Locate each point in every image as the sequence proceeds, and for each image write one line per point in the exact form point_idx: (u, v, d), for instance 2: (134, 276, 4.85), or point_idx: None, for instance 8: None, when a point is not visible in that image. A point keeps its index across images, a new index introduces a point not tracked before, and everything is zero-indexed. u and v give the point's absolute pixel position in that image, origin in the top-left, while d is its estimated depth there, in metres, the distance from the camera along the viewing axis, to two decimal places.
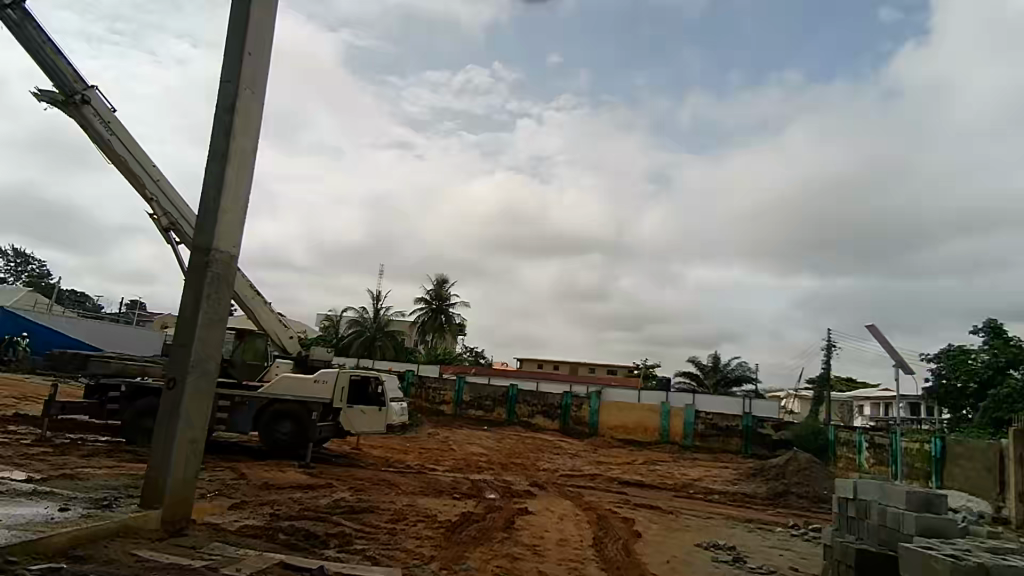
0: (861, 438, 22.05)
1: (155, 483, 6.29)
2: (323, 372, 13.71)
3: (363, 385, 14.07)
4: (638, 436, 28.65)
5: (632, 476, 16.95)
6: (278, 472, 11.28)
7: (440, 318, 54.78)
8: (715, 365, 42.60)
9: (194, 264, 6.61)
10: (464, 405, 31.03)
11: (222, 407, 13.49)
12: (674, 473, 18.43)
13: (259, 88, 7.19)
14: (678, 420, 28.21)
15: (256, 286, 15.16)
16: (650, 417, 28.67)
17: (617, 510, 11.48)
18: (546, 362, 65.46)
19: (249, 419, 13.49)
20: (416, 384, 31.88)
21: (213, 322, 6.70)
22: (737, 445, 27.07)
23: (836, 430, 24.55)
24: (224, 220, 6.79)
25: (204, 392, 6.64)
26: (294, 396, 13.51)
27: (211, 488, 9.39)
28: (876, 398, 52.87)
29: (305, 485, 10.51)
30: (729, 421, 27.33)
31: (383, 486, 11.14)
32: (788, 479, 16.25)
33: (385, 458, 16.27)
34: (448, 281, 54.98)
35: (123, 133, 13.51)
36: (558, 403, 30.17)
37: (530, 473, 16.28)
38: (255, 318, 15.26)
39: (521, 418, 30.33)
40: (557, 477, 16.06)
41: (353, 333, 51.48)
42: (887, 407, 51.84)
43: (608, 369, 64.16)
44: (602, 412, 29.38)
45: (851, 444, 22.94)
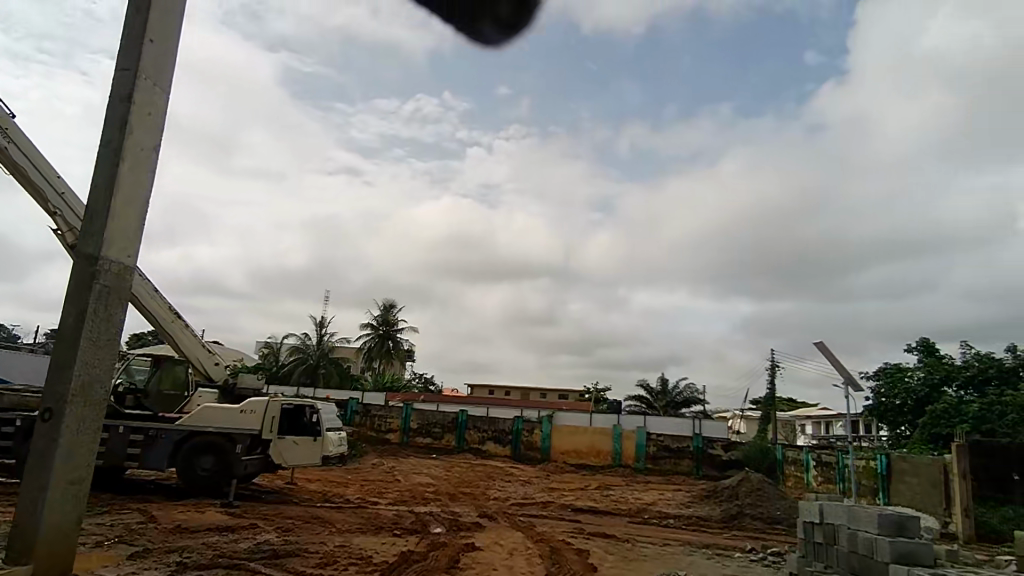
0: (808, 457, 22.30)
1: (23, 534, 5.24)
2: (251, 401, 12.58)
3: (296, 414, 12.96)
4: (589, 461, 28.14)
5: (584, 503, 16.31)
6: (196, 513, 10.12)
7: (387, 344, 53.35)
8: (665, 388, 42.80)
9: (79, 275, 5.70)
10: (411, 433, 29.79)
11: (135, 441, 12.20)
12: (627, 498, 17.93)
13: (164, 80, 6.40)
14: (630, 443, 27.87)
15: (175, 309, 13.98)
16: (601, 441, 28.25)
17: (571, 540, 10.81)
18: (497, 387, 64.52)
19: (164, 455, 12.24)
20: (360, 413, 30.46)
21: (101, 342, 5.75)
22: (688, 467, 26.94)
23: (784, 450, 24.78)
24: (116, 223, 5.90)
25: (89, 424, 5.65)
26: (219, 427, 12.35)
27: (110, 535, 8.22)
28: (817, 417, 54.51)
29: (224, 527, 9.41)
30: (680, 442, 27.24)
31: (316, 525, 10.11)
32: (741, 501, 16.00)
33: (322, 492, 15.08)
34: (395, 306, 53.74)
35: (22, 141, 12.23)
36: (509, 429, 29.33)
37: (479, 503, 15.42)
38: (175, 344, 14.08)
39: (471, 445, 29.36)
40: (508, 507, 15.26)
41: (295, 361, 49.37)
42: (828, 426, 53.42)
43: (558, 393, 63.76)
44: (554, 437, 28.74)
45: (799, 462, 23.15)
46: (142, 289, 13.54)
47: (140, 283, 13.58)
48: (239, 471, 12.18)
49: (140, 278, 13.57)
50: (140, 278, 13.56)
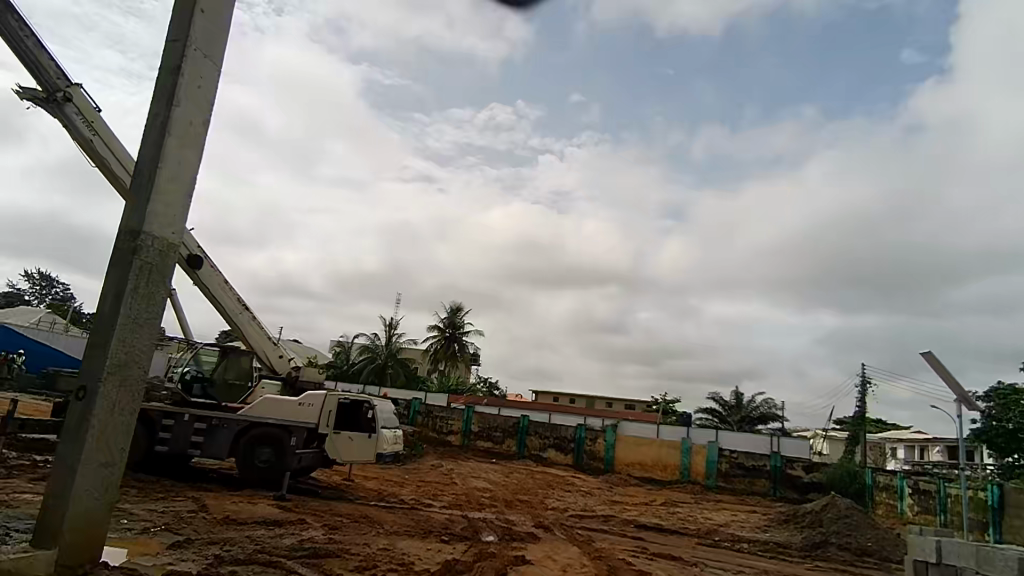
0: (902, 483, 20.18)
1: (52, 516, 5.09)
2: (309, 394, 12.59)
3: (353, 409, 12.79)
4: (655, 474, 26.83)
5: (649, 519, 15.31)
6: (247, 505, 10.04)
7: (453, 347, 53.68)
8: (739, 402, 40.53)
9: (121, 250, 5.54)
10: (473, 436, 29.49)
11: (198, 430, 12.38)
12: (696, 517, 16.72)
13: (216, 53, 6.21)
14: (700, 458, 26.34)
15: (245, 301, 14.15)
16: (669, 454, 26.89)
17: (631, 560, 9.96)
18: (562, 395, 63.56)
19: (225, 444, 12.34)
20: (423, 413, 30.49)
21: (140, 321, 5.56)
22: (763, 487, 25.13)
23: (874, 474, 22.58)
24: (161, 197, 5.70)
25: (124, 406, 5.47)
26: (277, 419, 12.38)
27: (158, 522, 8.18)
28: (911, 441, 50.09)
29: (271, 520, 9.24)
30: (755, 460, 25.47)
31: (363, 524, 9.79)
32: (826, 528, 14.50)
33: (377, 491, 14.87)
34: (462, 309, 54.05)
35: (106, 134, 12.79)
36: (572, 437, 28.46)
37: (536, 513, 14.75)
38: (242, 335, 14.27)
39: (532, 451, 28.72)
40: (566, 518, 14.50)
41: (365, 360, 50.54)
42: (923, 451, 48.99)
43: (625, 403, 62.02)
44: (618, 447, 27.62)
45: (891, 488, 21.02)
46: (213, 280, 13.82)
47: (211, 274, 13.82)
48: (293, 464, 12.09)
49: (212, 269, 13.80)
50: (211, 269, 13.79)
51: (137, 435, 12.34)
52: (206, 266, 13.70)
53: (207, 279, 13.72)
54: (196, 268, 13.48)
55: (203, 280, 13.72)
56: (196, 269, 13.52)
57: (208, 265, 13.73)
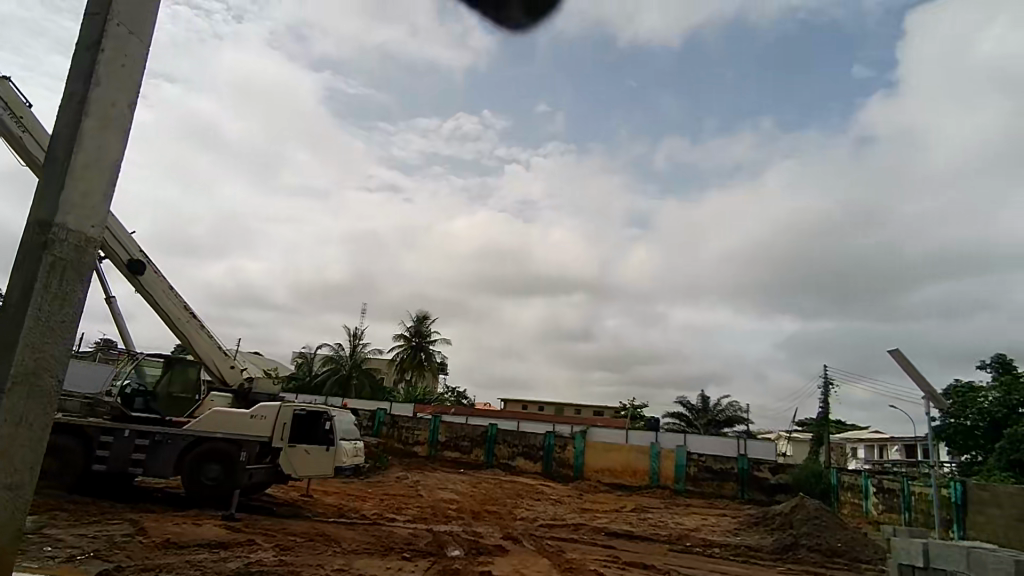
0: (867, 482, 20.39)
1: None
2: (262, 406, 11.87)
3: (310, 421, 12.00)
4: (625, 480, 26.61)
5: (619, 526, 14.97)
6: (191, 527, 9.30)
7: (419, 356, 52.79)
8: (705, 406, 40.80)
9: (29, 245, 4.88)
10: (439, 446, 28.79)
11: (139, 446, 11.54)
12: (667, 522, 16.48)
13: (145, 29, 5.52)
14: (669, 463, 26.22)
15: (192, 308, 13.32)
16: (637, 459, 26.73)
17: (603, 571, 9.57)
18: (531, 403, 63.12)
19: (170, 461, 11.55)
20: (387, 424, 29.64)
21: (51, 324, 4.89)
22: (731, 490, 25.15)
23: (839, 474, 22.80)
24: (76, 187, 5.03)
25: (33, 420, 4.80)
26: (226, 433, 11.62)
27: (87, 549, 7.41)
28: (870, 441, 51.35)
29: (216, 543, 8.54)
30: (723, 463, 25.50)
31: (319, 544, 9.15)
32: (796, 530, 14.39)
33: (337, 506, 14.15)
34: (428, 318, 53.25)
35: (37, 130, 11.85)
36: (541, 444, 28.04)
37: (504, 524, 14.24)
38: (189, 344, 13.44)
39: (500, 460, 28.20)
40: (535, 529, 14.02)
41: (328, 371, 49.22)
42: (882, 450, 50.27)
43: (593, 410, 62.04)
44: (587, 454, 27.33)
45: (856, 487, 21.23)
46: (157, 285, 12.99)
47: (155, 280, 12.98)
48: (243, 481, 11.38)
49: (156, 275, 12.95)
50: (155, 274, 12.94)
51: (72, 453, 11.42)
52: (149, 272, 12.86)
53: (151, 285, 12.88)
54: (138, 274, 12.64)
55: (147, 286, 12.87)
56: (139, 275, 12.67)
57: (152, 270, 12.88)
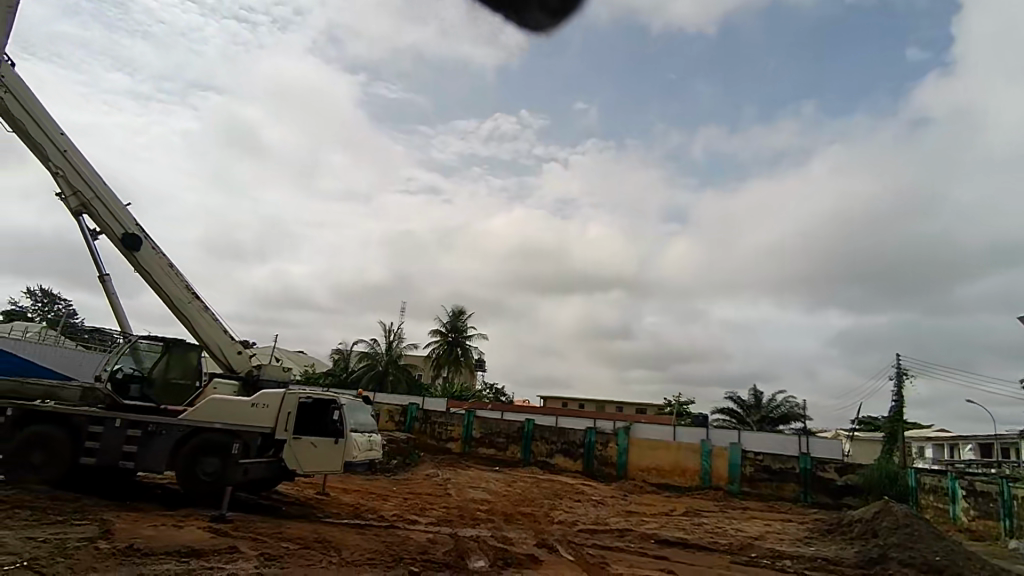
0: (954, 484, 17.91)
1: None
2: (265, 394, 10.54)
3: (317, 411, 10.58)
4: (674, 480, 24.57)
5: (671, 533, 13.14)
6: (168, 530, 8.01)
7: (456, 351, 51.66)
8: (758, 401, 38.18)
9: None
10: (474, 442, 27.35)
11: (130, 438, 10.39)
12: (726, 529, 14.52)
13: None
14: (722, 462, 24.05)
15: (193, 288, 12.13)
16: (687, 457, 24.60)
17: None
18: (571, 400, 61.14)
19: (163, 455, 10.35)
20: (420, 419, 28.33)
21: None
22: (793, 492, 22.88)
23: (918, 474, 20.29)
24: None
25: None
26: (224, 423, 10.39)
27: (27, 558, 6.15)
28: (940, 439, 47.54)
29: (188, 551, 7.19)
30: (782, 462, 23.21)
31: (315, 554, 7.71)
32: (882, 540, 12.28)
33: (354, 506, 12.75)
34: (464, 312, 52.10)
35: (22, 93, 10.97)
36: (581, 441, 26.27)
37: (539, 528, 12.59)
38: (191, 328, 12.27)
39: (538, 458, 26.57)
40: (575, 535, 12.29)
41: (364, 367, 48.58)
42: (954, 449, 46.44)
43: (636, 407, 59.75)
44: (632, 451, 25.42)
45: (940, 490, 18.74)
46: (155, 263, 11.89)
47: (153, 257, 11.89)
48: (238, 477, 10.13)
49: (154, 252, 11.86)
50: (153, 251, 11.85)
51: (60, 444, 10.35)
52: (147, 249, 11.81)
53: (148, 262, 11.80)
54: (134, 250, 11.63)
55: (144, 265, 11.83)
56: (134, 251, 11.65)
57: (149, 246, 11.81)
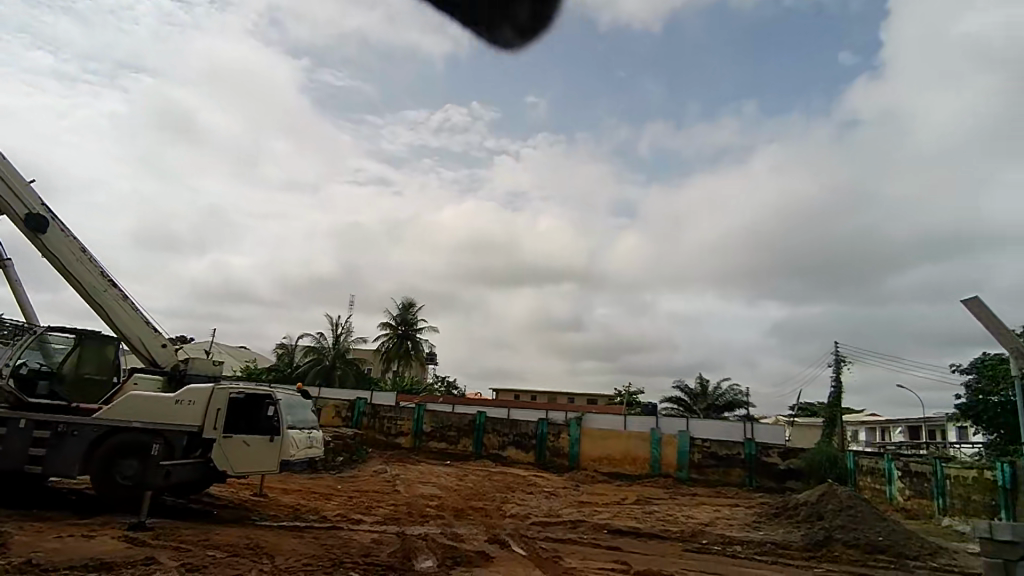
0: (890, 465, 18.59)
1: None
2: (191, 390, 9.76)
3: (250, 407, 9.87)
4: (625, 469, 24.69)
5: (623, 522, 13.01)
6: (76, 541, 7.16)
7: (406, 345, 50.69)
8: (705, 389, 39.03)
9: None
10: (424, 437, 26.73)
11: (37, 441, 9.33)
12: (677, 517, 14.54)
13: None
14: (671, 449, 24.32)
15: (109, 275, 11.13)
16: (638, 446, 24.76)
17: None
18: (523, 392, 61.18)
19: (76, 459, 9.38)
20: (368, 415, 27.49)
21: None
22: (739, 477, 23.36)
23: (856, 456, 21.03)
24: None
25: None
26: (144, 422, 9.54)
27: None
28: (872, 422, 50.00)
29: (98, 564, 6.42)
30: (729, 449, 23.66)
31: (245, 562, 7.05)
32: (828, 522, 12.51)
33: (294, 507, 12.02)
34: (414, 305, 51.15)
35: None
36: (533, 432, 26.07)
37: (491, 523, 12.20)
38: (108, 319, 11.24)
39: (490, 450, 26.21)
40: (527, 528, 11.97)
41: (310, 362, 47.00)
42: (884, 431, 48.92)
43: (587, 398, 60.32)
44: (583, 442, 25.41)
45: (877, 471, 19.45)
46: (64, 248, 10.85)
47: (62, 240, 10.85)
48: (159, 481, 9.12)
49: (63, 235, 10.83)
50: (62, 234, 10.82)
51: None
52: (55, 231, 10.76)
53: (56, 246, 10.75)
54: (39, 232, 10.57)
55: (52, 249, 10.76)
56: (40, 233, 10.59)
57: (57, 229, 10.77)
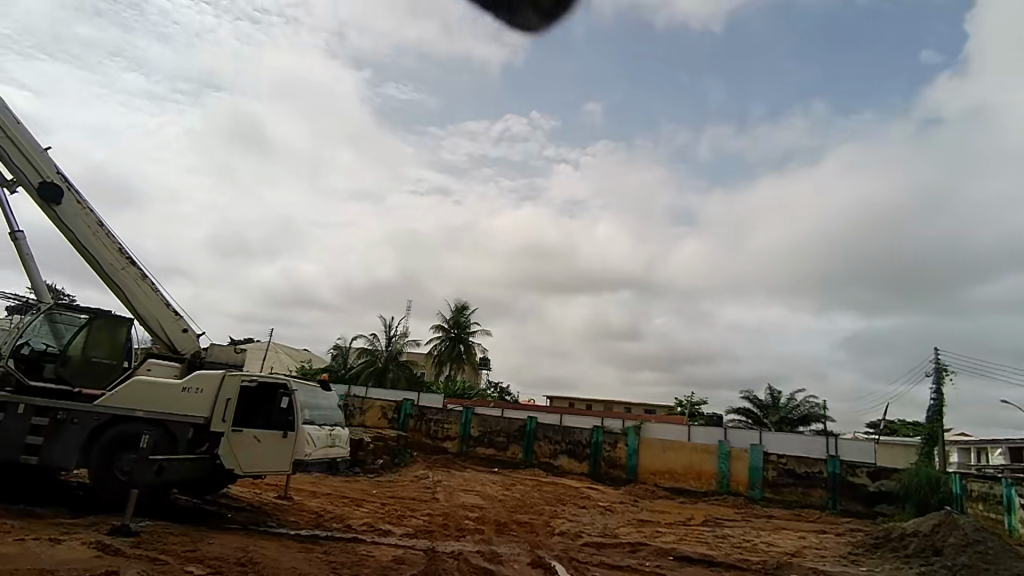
0: (1011, 491, 15.68)
1: None
2: (198, 377, 8.71)
3: (262, 398, 8.68)
4: (688, 483, 22.51)
5: (692, 548, 11.10)
6: (39, 546, 6.07)
7: (459, 348, 49.78)
8: (776, 401, 36.01)
9: None
10: (471, 441, 25.40)
11: (36, 428, 8.44)
12: (754, 543, 12.47)
13: None
14: (741, 465, 21.97)
15: (125, 249, 10.29)
16: (703, 460, 22.50)
17: None
18: (579, 401, 59.17)
19: (74, 450, 8.45)
20: (415, 417, 26.43)
21: None
22: (820, 498, 20.78)
23: (964, 480, 18.09)
24: None
25: None
26: (148, 412, 8.55)
27: None
28: (967, 443, 45.20)
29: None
30: (808, 466, 21.10)
31: None
32: (948, 561, 10.22)
33: (317, 513, 10.81)
34: (468, 308, 50.24)
35: None
36: (587, 441, 24.27)
37: (536, 541, 10.58)
38: (125, 299, 10.36)
39: (541, 459, 24.59)
40: (579, 550, 10.24)
41: (363, 363, 46.77)
42: (983, 454, 44.06)
43: (646, 408, 57.68)
44: (642, 453, 23.39)
45: (992, 498, 16.53)
46: (79, 220, 10.12)
47: (77, 212, 10.13)
48: (148, 479, 7.64)
49: (78, 206, 10.12)
50: (78, 205, 10.11)
51: None
52: (70, 202, 10.07)
53: (70, 218, 10.03)
54: (53, 202, 9.89)
55: (66, 221, 10.05)
56: (53, 203, 9.91)
57: (73, 199, 10.08)
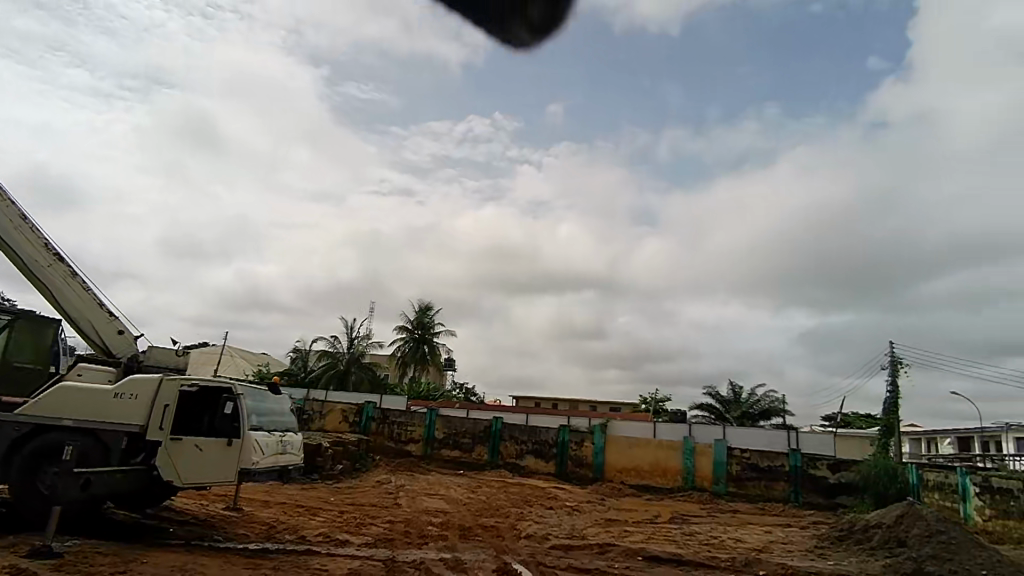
0: (966, 480, 16.04)
1: None
2: (133, 382, 8.02)
3: (204, 403, 8.06)
4: (654, 480, 22.48)
5: (660, 547, 10.90)
6: None
7: (423, 348, 49.01)
8: (738, 396, 36.54)
9: None
10: (435, 444, 24.84)
11: None
12: (722, 540, 12.36)
13: None
14: (706, 460, 22.05)
15: (52, 244, 9.46)
16: (669, 456, 22.50)
17: None
18: (544, 400, 59.08)
19: None
20: (377, 420, 25.71)
21: None
22: (782, 492, 21.01)
23: (920, 470, 18.49)
24: None
25: None
26: (76, 420, 7.82)
27: None
28: (917, 433, 46.86)
29: None
30: (770, 460, 21.32)
31: None
32: (913, 552, 10.25)
33: (269, 524, 10.18)
34: (431, 308, 49.52)
35: None
36: (554, 440, 24.01)
37: (502, 546, 10.19)
38: (52, 298, 9.53)
39: (506, 459, 24.22)
40: (546, 553, 9.90)
41: (324, 366, 45.55)
42: (932, 443, 45.71)
43: (611, 406, 57.98)
44: (608, 451, 23.26)
45: (948, 487, 16.90)
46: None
47: None
48: (73, 494, 6.95)
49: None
50: None
51: None
52: None
53: None
54: None
55: None
56: None
57: None
